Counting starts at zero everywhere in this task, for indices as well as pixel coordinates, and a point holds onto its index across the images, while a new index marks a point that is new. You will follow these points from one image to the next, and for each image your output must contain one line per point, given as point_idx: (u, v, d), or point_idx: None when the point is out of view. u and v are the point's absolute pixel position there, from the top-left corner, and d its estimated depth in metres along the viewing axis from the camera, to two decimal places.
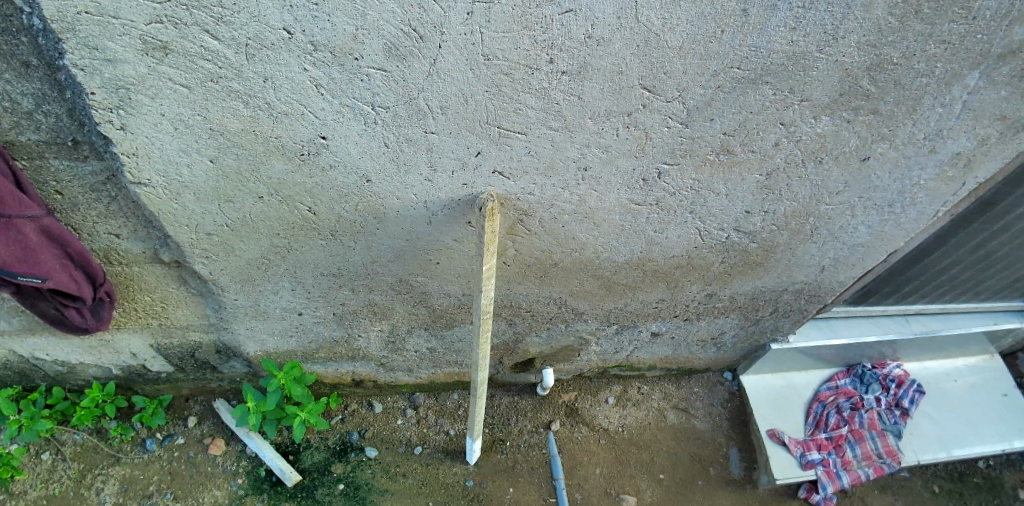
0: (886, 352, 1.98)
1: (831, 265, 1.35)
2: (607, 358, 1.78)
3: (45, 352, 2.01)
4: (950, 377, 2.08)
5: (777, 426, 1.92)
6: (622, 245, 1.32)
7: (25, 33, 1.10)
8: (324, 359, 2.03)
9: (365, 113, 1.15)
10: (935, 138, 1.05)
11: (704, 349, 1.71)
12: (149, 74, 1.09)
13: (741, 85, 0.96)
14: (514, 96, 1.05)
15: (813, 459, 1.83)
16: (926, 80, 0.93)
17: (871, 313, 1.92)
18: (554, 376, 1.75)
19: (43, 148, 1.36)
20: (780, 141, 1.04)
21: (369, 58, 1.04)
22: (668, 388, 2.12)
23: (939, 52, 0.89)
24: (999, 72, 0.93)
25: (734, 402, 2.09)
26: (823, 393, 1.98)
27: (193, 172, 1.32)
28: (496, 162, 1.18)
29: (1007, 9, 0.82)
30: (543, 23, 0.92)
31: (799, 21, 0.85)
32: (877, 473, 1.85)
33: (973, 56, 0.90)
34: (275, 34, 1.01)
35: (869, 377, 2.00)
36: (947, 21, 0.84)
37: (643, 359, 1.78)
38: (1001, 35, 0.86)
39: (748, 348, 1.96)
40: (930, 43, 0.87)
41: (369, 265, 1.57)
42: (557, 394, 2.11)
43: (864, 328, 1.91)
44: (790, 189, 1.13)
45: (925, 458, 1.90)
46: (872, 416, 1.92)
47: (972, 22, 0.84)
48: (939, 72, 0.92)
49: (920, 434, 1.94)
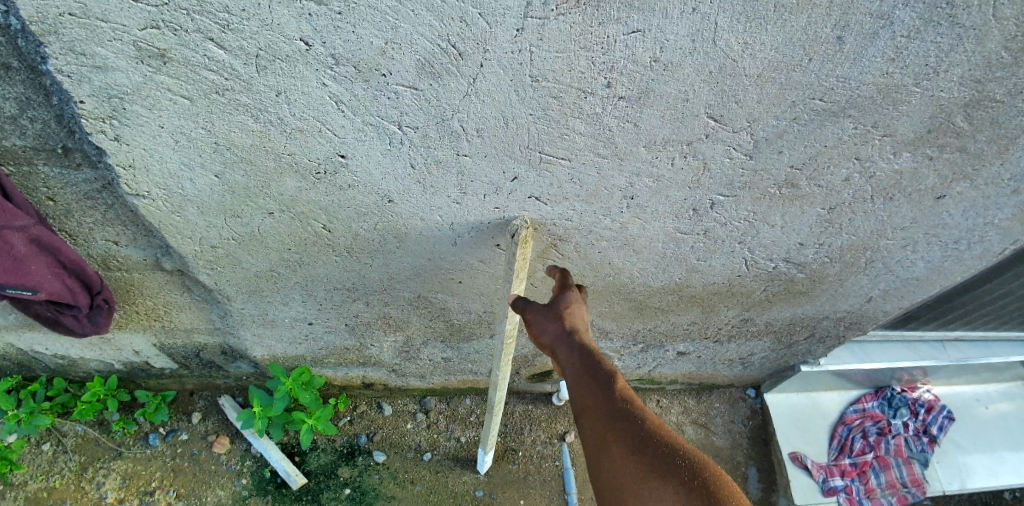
0: (917, 375, 1.97)
1: (879, 296, 1.29)
2: (628, 372, 1.71)
3: (43, 346, 1.91)
4: (981, 403, 2.08)
5: (801, 449, 1.93)
6: (661, 271, 1.24)
7: (2, 32, 0.95)
8: (334, 363, 1.96)
9: (391, 133, 1.04)
10: (1019, 180, 0.97)
11: (731, 366, 1.66)
12: (144, 83, 0.96)
13: (820, 117, 0.87)
14: (562, 120, 0.95)
15: (836, 485, 1.85)
16: None
17: (906, 337, 1.94)
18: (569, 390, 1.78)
19: (30, 153, 1.23)
20: (851, 176, 0.96)
21: (399, 74, 0.92)
22: (687, 402, 2.06)
23: None
24: None
25: (756, 421, 2.06)
26: (849, 416, 1.99)
27: (195, 186, 1.20)
28: (534, 188, 1.09)
29: None
30: (605, 43, 0.80)
31: (900, 52, 0.76)
32: (900, 501, 1.88)
33: None
34: (291, 45, 0.88)
35: (898, 401, 2.01)
36: None
37: (665, 373, 1.73)
38: None
39: (776, 368, 1.94)
40: None
41: (386, 281, 1.48)
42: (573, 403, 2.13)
43: (901, 353, 1.92)
44: (851, 224, 1.06)
45: (951, 488, 1.90)
46: (899, 443, 1.93)
47: None
48: None
49: (947, 461, 1.94)
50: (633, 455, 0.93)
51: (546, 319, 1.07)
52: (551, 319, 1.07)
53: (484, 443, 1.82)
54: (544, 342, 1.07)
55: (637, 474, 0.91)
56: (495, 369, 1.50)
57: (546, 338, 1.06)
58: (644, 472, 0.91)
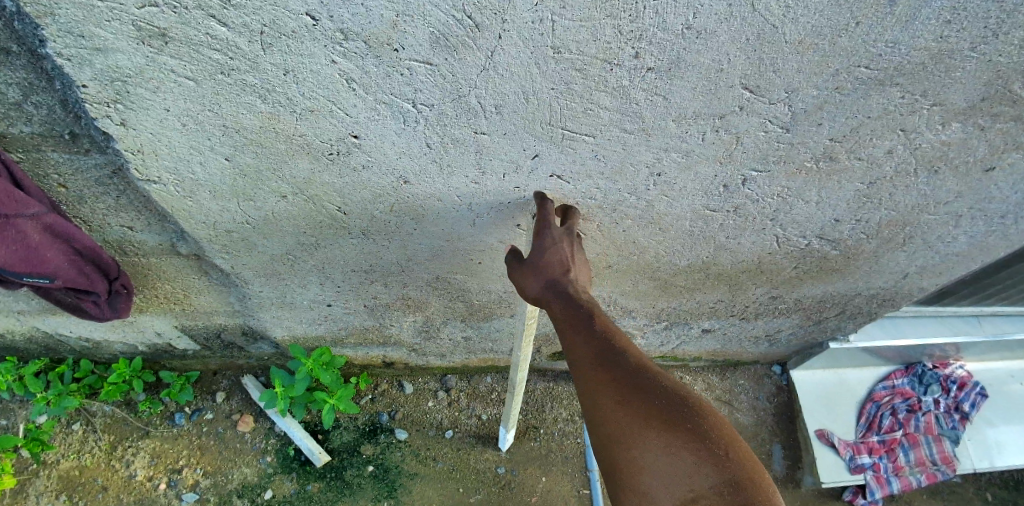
0: (948, 351, 1.92)
1: (916, 272, 1.24)
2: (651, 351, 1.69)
3: (68, 329, 1.94)
4: (1015, 379, 2.04)
5: (827, 426, 1.92)
6: (688, 250, 1.20)
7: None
8: (353, 344, 1.97)
9: (404, 111, 1.00)
10: None
11: (755, 344, 1.64)
12: (147, 65, 0.92)
13: (866, 86, 0.81)
14: (586, 94, 0.90)
15: (863, 463, 1.84)
16: None
17: (939, 312, 1.91)
18: None
19: (38, 140, 1.21)
20: (894, 148, 0.91)
21: (411, 49, 0.88)
22: (711, 380, 2.04)
23: None
24: None
25: (781, 398, 2.05)
26: (878, 393, 1.96)
27: (207, 170, 1.18)
28: (556, 165, 1.05)
29: None
30: (632, 10, 0.75)
31: (956, 13, 0.70)
32: (928, 479, 1.88)
33: None
34: (296, 20, 0.84)
35: (929, 377, 1.96)
36: None
37: (688, 350, 1.70)
38: None
39: (802, 346, 1.92)
40: None
41: (404, 263, 1.46)
42: None
43: (931, 328, 1.89)
44: (892, 199, 1.01)
45: (981, 466, 1.89)
46: (929, 420, 1.91)
47: None
48: None
49: (978, 439, 1.92)
50: (620, 396, 0.81)
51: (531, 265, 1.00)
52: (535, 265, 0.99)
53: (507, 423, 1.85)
54: (531, 290, 1.00)
55: (624, 417, 0.80)
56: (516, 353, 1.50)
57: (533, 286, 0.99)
58: (631, 414, 0.79)
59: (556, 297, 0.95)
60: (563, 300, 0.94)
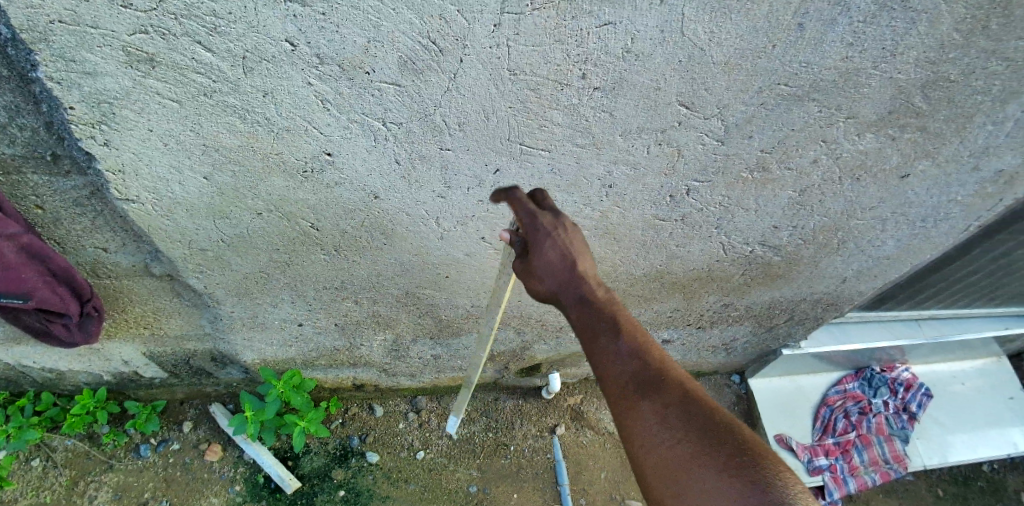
0: (894, 354, 2.04)
1: (853, 276, 1.34)
2: None
3: (31, 360, 1.91)
4: (956, 380, 2.18)
5: (785, 432, 1.99)
6: (642, 258, 1.26)
7: None
8: (324, 365, 1.97)
9: (375, 130, 1.07)
10: (980, 155, 1.02)
11: (715, 353, 1.71)
12: (134, 87, 0.98)
13: (786, 102, 0.91)
14: (540, 111, 0.98)
15: (819, 464, 1.91)
16: (981, 98, 0.90)
17: (882, 317, 2.01)
18: (559, 379, 1.77)
19: (20, 162, 1.25)
20: (818, 157, 1.00)
21: (382, 72, 0.96)
22: None
23: (999, 70, 0.85)
24: None
25: (741, 406, 2.09)
26: (830, 397, 2.06)
27: (185, 189, 1.23)
28: (517, 179, 1.13)
29: None
30: (578, 37, 0.85)
31: (858, 36, 0.80)
32: (883, 478, 1.93)
33: None
34: (276, 46, 0.91)
35: (877, 381, 2.08)
36: (1015, 38, 0.81)
37: None
38: None
39: (758, 353, 1.97)
40: (993, 60, 0.84)
41: (374, 278, 1.51)
42: (564, 397, 2.21)
43: (873, 333, 1.99)
44: (822, 204, 1.10)
45: (932, 463, 1.98)
46: (879, 421, 2.00)
47: None
48: (997, 89, 0.89)
49: (927, 438, 2.02)
50: (663, 420, 0.81)
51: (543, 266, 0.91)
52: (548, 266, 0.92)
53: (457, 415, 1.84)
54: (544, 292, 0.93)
55: (668, 444, 0.80)
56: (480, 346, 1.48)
57: (546, 288, 0.92)
58: (676, 440, 0.80)
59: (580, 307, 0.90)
60: (587, 312, 0.89)
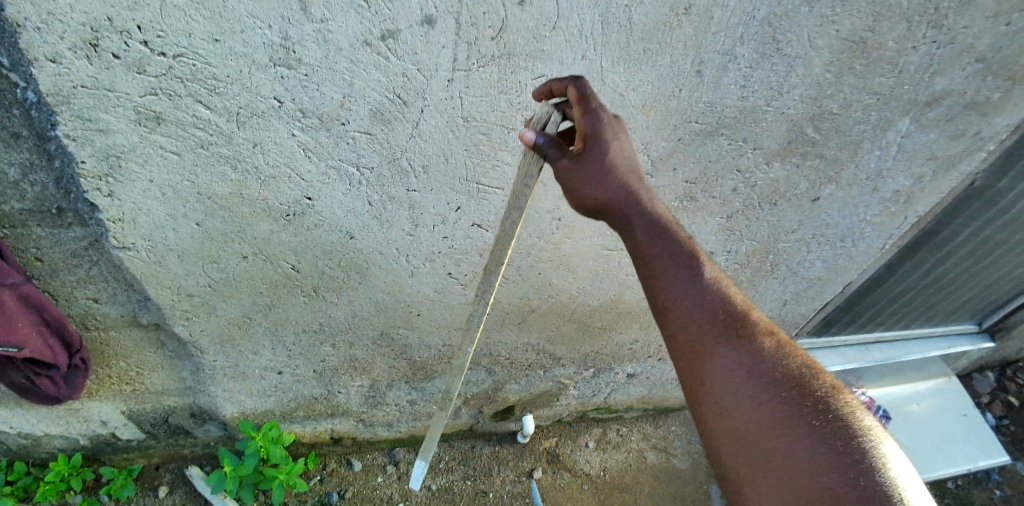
0: (852, 379, 2.31)
1: (792, 298, 1.59)
2: (586, 401, 1.86)
3: (8, 425, 1.85)
4: (913, 401, 2.44)
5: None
6: (596, 286, 1.41)
7: (17, 105, 1.01)
8: (302, 417, 1.97)
9: (350, 175, 1.21)
10: (877, 179, 1.26)
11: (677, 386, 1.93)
12: (140, 143, 1.08)
13: (700, 137, 1.08)
14: (491, 154, 1.19)
15: None
16: (863, 125, 1.12)
17: (832, 343, 2.13)
18: (533, 422, 1.81)
19: (26, 216, 1.27)
20: (737, 186, 1.19)
21: (355, 122, 1.11)
22: (645, 428, 2.25)
23: (873, 102, 1.07)
24: (924, 118, 1.14)
25: None
26: None
27: (178, 235, 1.31)
28: (475, 216, 1.33)
29: (927, 64, 1.02)
30: (518, 88, 1.05)
31: (747, 80, 0.99)
32: None
33: (902, 105, 1.09)
34: (265, 103, 1.05)
35: None
36: (877, 75, 1.02)
37: (621, 400, 1.89)
38: (925, 85, 1.06)
39: None
40: (864, 94, 1.05)
41: (351, 319, 1.61)
42: (539, 440, 2.16)
43: (825, 358, 2.09)
44: (749, 230, 1.31)
45: None
46: None
47: (898, 74, 1.03)
48: (874, 119, 1.11)
49: None
50: (738, 356, 0.82)
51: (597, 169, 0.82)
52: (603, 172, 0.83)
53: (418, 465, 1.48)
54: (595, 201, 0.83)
55: (740, 380, 0.81)
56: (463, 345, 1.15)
57: (601, 197, 0.82)
58: (747, 377, 0.81)
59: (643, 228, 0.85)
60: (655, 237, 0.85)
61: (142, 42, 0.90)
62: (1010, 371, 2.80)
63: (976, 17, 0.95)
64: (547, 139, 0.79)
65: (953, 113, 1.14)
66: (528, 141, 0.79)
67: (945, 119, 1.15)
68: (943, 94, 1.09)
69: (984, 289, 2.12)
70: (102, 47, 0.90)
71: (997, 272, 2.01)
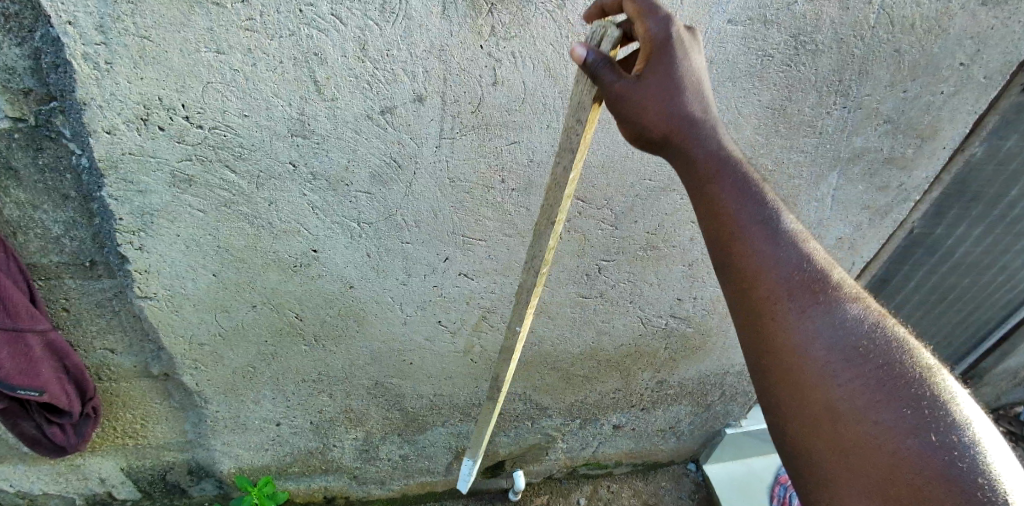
0: None
1: None
2: (576, 456, 2.17)
3: (9, 482, 1.84)
4: None
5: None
6: (575, 335, 1.63)
7: (71, 170, 1.18)
8: (298, 473, 2.00)
9: (352, 229, 1.36)
10: (819, 227, 1.62)
11: (665, 439, 2.21)
12: (172, 201, 1.23)
13: (655, 192, 1.31)
14: (474, 208, 1.37)
15: None
16: (798, 181, 1.48)
17: None
18: (524, 476, 2.05)
19: (62, 268, 1.36)
20: (693, 237, 1.45)
21: (358, 184, 1.27)
22: (636, 485, 2.31)
23: (801, 159, 1.43)
24: (848, 174, 1.50)
25: (701, 493, 2.33)
26: (782, 476, 2.31)
27: (196, 286, 1.41)
28: (462, 266, 1.49)
29: (842, 125, 1.38)
30: (495, 151, 1.26)
31: None
32: None
33: (829, 160, 1.45)
34: (282, 167, 1.21)
35: None
36: (802, 137, 1.38)
37: (609, 454, 2.21)
38: (846, 143, 1.42)
39: (705, 436, 2.27)
40: (794, 153, 1.41)
41: (347, 368, 1.71)
42: (530, 499, 2.22)
43: None
44: (711, 276, 1.59)
45: None
46: None
47: (820, 135, 1.39)
48: (807, 175, 1.47)
49: None
50: (818, 320, 0.68)
51: (656, 94, 0.74)
52: (661, 99, 0.74)
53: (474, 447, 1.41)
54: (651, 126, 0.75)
55: (821, 351, 0.66)
56: (511, 318, 1.06)
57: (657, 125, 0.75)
58: (829, 349, 0.66)
59: (703, 165, 0.75)
60: (720, 175, 0.74)
61: (184, 117, 1.10)
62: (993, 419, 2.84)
63: (875, 87, 1.31)
64: (600, 58, 0.73)
65: (875, 168, 1.50)
66: (578, 58, 0.73)
67: (870, 173, 1.51)
68: (860, 152, 1.45)
69: (947, 338, 2.37)
70: (151, 120, 1.09)
71: (955, 320, 2.28)
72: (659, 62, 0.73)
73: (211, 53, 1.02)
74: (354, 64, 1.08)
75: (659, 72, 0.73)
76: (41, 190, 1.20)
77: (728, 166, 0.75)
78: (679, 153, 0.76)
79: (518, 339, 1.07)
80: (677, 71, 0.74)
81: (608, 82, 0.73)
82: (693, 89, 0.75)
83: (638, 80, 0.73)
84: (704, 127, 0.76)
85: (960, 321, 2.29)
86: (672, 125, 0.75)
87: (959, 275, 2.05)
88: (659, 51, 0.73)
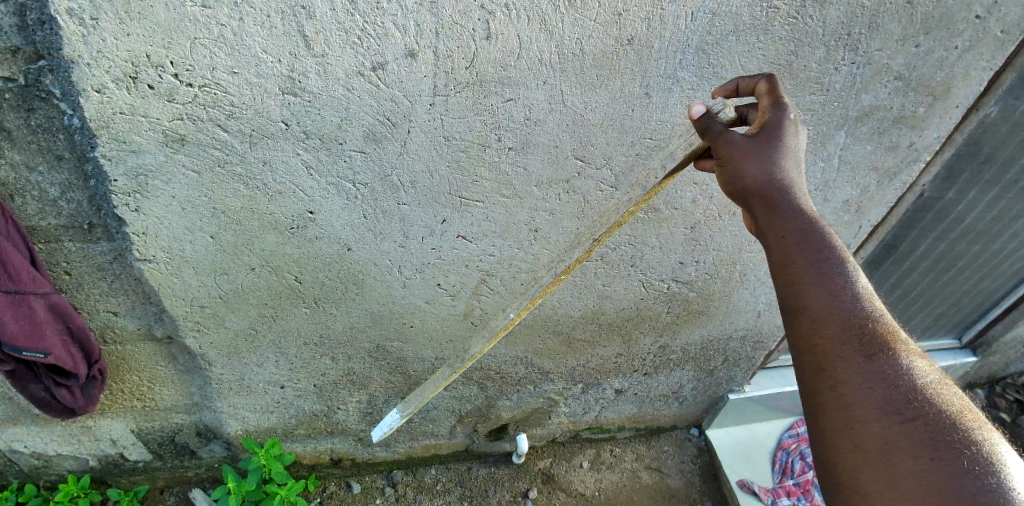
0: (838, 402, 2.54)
1: (764, 310, 1.89)
2: (578, 420, 2.19)
3: (24, 444, 1.90)
4: None
5: (746, 477, 2.25)
6: (577, 299, 1.63)
7: (63, 131, 1.16)
8: (303, 436, 2.05)
9: (348, 190, 1.34)
10: (825, 190, 1.58)
11: (667, 403, 2.23)
12: (166, 162, 1.20)
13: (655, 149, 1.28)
14: (472, 170, 1.35)
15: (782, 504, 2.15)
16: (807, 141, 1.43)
17: None
18: (526, 439, 2.08)
19: (60, 231, 1.35)
20: (696, 198, 1.43)
21: (351, 142, 1.24)
22: (639, 449, 2.36)
23: (809, 118, 1.37)
24: (854, 135, 1.45)
25: (703, 457, 2.38)
26: (784, 441, 2.37)
27: (194, 248, 1.40)
28: (460, 228, 1.48)
29: (850, 83, 1.32)
30: (490, 109, 1.23)
31: (691, 100, 1.29)
32: None
33: (836, 121, 1.40)
34: (274, 126, 1.18)
35: None
36: (808, 94, 1.32)
37: (612, 419, 2.24)
38: (855, 101, 1.37)
39: (708, 402, 2.30)
40: (802, 111, 1.35)
41: (349, 332, 1.72)
42: (534, 461, 2.27)
43: None
44: (713, 239, 1.58)
45: None
46: None
47: (828, 92, 1.33)
48: (814, 134, 1.41)
49: None
50: (878, 368, 0.77)
51: (761, 156, 0.89)
52: (764, 161, 0.89)
53: (407, 402, 1.62)
54: (750, 179, 0.89)
55: (878, 393, 0.75)
56: (510, 306, 1.37)
57: (754, 178, 0.89)
58: (885, 391, 0.75)
59: (788, 219, 0.87)
60: (805, 230, 0.86)
61: (173, 75, 1.07)
62: (998, 387, 2.85)
63: (885, 42, 1.25)
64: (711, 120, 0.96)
65: (884, 128, 1.45)
66: (694, 114, 0.99)
67: (877, 133, 1.46)
68: (868, 112, 1.40)
69: (955, 306, 2.35)
70: (139, 79, 1.06)
71: (963, 288, 2.26)
72: (770, 134, 0.91)
73: (198, 7, 0.98)
74: (343, 17, 1.04)
75: (769, 138, 0.91)
76: (34, 150, 1.18)
77: (811, 226, 0.87)
78: (767, 208, 0.89)
79: (503, 324, 1.36)
80: (783, 142, 0.90)
81: (717, 132, 0.94)
82: (792, 160, 0.90)
83: (750, 139, 0.90)
84: (796, 189, 0.89)
85: (969, 288, 2.26)
86: (767, 182, 0.88)
87: (969, 243, 2.01)
88: (772, 125, 0.92)
